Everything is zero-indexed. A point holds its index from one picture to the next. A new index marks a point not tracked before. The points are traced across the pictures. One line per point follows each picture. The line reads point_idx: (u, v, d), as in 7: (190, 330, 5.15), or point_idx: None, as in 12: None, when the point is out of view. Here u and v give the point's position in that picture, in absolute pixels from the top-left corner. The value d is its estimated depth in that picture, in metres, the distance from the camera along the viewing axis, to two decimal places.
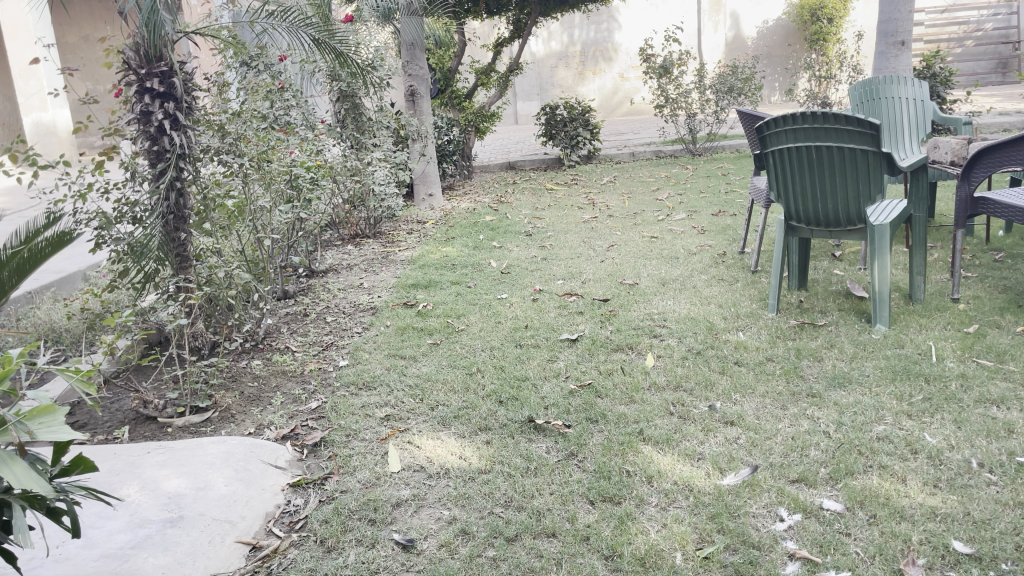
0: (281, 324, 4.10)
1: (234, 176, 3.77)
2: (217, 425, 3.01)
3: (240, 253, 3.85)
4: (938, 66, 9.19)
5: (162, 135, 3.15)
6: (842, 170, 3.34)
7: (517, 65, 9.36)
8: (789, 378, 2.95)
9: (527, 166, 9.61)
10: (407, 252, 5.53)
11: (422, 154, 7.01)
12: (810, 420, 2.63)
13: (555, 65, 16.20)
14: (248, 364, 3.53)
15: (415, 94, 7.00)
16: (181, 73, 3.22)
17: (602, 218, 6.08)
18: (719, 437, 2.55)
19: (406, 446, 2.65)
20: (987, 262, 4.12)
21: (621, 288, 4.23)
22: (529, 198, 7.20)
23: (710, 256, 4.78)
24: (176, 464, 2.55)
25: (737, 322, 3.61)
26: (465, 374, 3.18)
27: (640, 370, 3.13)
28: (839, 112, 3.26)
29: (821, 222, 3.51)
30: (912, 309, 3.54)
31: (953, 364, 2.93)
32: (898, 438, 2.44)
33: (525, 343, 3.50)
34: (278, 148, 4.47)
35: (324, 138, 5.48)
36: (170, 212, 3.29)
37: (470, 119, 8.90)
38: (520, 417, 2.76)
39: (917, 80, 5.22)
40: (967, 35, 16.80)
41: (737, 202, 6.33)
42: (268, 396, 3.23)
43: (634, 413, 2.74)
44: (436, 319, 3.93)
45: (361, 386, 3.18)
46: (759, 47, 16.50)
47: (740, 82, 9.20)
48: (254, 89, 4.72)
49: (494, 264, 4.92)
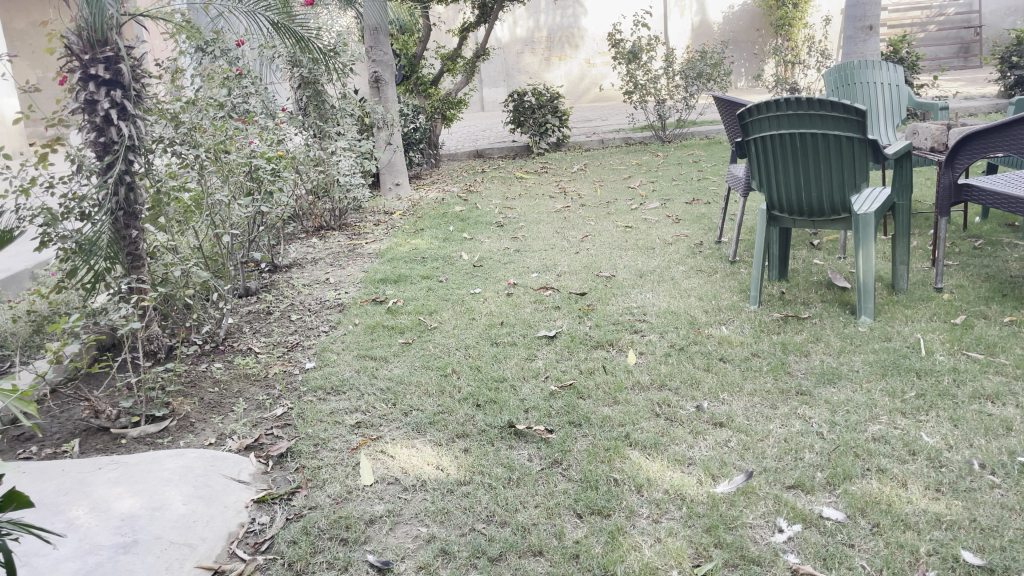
0: (242, 323, 3.90)
1: (189, 168, 3.56)
2: (176, 435, 2.83)
3: (197, 250, 3.65)
4: (904, 50, 9.21)
5: (109, 126, 2.92)
6: (827, 158, 3.23)
7: (484, 51, 9.16)
8: (777, 375, 2.84)
9: (496, 154, 9.45)
10: (375, 244, 5.35)
11: (388, 142, 6.82)
12: (802, 420, 2.52)
13: (521, 51, 16.02)
14: (208, 368, 3.34)
15: (380, 81, 6.79)
16: (130, 59, 2.99)
17: (575, 208, 5.95)
18: (709, 440, 2.44)
19: (379, 456, 2.49)
20: (968, 250, 4.06)
21: (598, 281, 4.10)
22: (499, 187, 7.04)
23: (687, 246, 4.67)
24: (130, 481, 2.36)
25: (719, 315, 3.50)
26: (440, 375, 3.03)
27: (623, 369, 3.00)
28: (823, 98, 3.15)
29: (804, 212, 3.40)
30: (897, 300, 3.46)
31: (944, 357, 2.85)
32: (895, 439, 2.34)
33: (501, 341, 3.36)
34: (236, 139, 4.26)
35: (285, 127, 5.26)
36: (120, 208, 3.04)
37: (436, 106, 8.70)
38: (499, 422, 2.62)
39: (893, 64, 5.14)
40: (929, 20, 16.95)
41: (710, 189, 6.24)
42: (230, 402, 3.05)
43: (618, 416, 2.62)
44: (407, 316, 3.77)
45: (329, 391, 3.00)
46: (725, 32, 16.46)
47: (709, 67, 9.09)
48: (209, 77, 4.49)
49: (465, 257, 4.75)
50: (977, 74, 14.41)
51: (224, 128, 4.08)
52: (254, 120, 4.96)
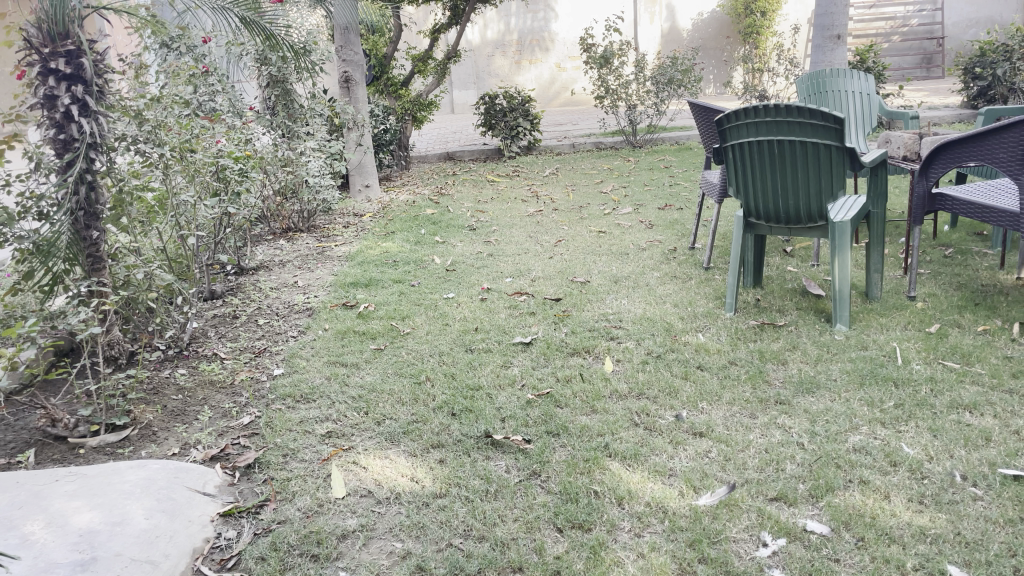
0: (207, 327, 3.79)
1: (153, 168, 3.44)
2: (137, 445, 2.72)
3: (161, 252, 3.53)
4: (870, 60, 9.35)
5: (70, 122, 2.79)
6: (804, 166, 3.22)
7: (455, 52, 9.09)
8: (755, 384, 2.81)
9: (466, 157, 9.38)
10: (345, 247, 5.25)
11: (358, 143, 6.72)
12: (782, 430, 2.49)
13: (492, 53, 15.98)
14: (171, 375, 3.23)
15: (349, 81, 6.69)
16: (92, 53, 2.86)
17: (547, 212, 5.91)
18: (690, 450, 2.40)
19: (351, 468, 2.41)
20: (938, 258, 4.09)
21: (573, 287, 4.06)
22: (470, 190, 6.98)
23: (661, 252, 4.65)
24: (89, 495, 2.25)
25: (695, 322, 3.47)
26: (414, 383, 2.95)
27: (600, 377, 2.95)
28: (802, 105, 3.14)
29: (781, 219, 3.39)
30: (871, 308, 3.47)
31: (921, 367, 2.84)
32: (876, 449, 2.32)
33: (476, 347, 3.29)
34: (202, 138, 4.14)
35: (253, 126, 5.14)
36: (80, 208, 2.91)
37: (407, 107, 8.61)
38: (476, 431, 2.55)
39: (865, 73, 5.18)
40: (893, 30, 17.27)
41: (682, 195, 6.24)
42: (195, 410, 2.94)
43: (597, 425, 2.57)
44: (378, 321, 3.68)
45: (298, 399, 2.91)
46: (694, 39, 16.58)
47: (680, 73, 9.11)
48: (174, 74, 4.36)
49: (437, 261, 4.68)
50: (939, 84, 14.69)
51: (189, 126, 3.96)
52: (221, 118, 4.84)
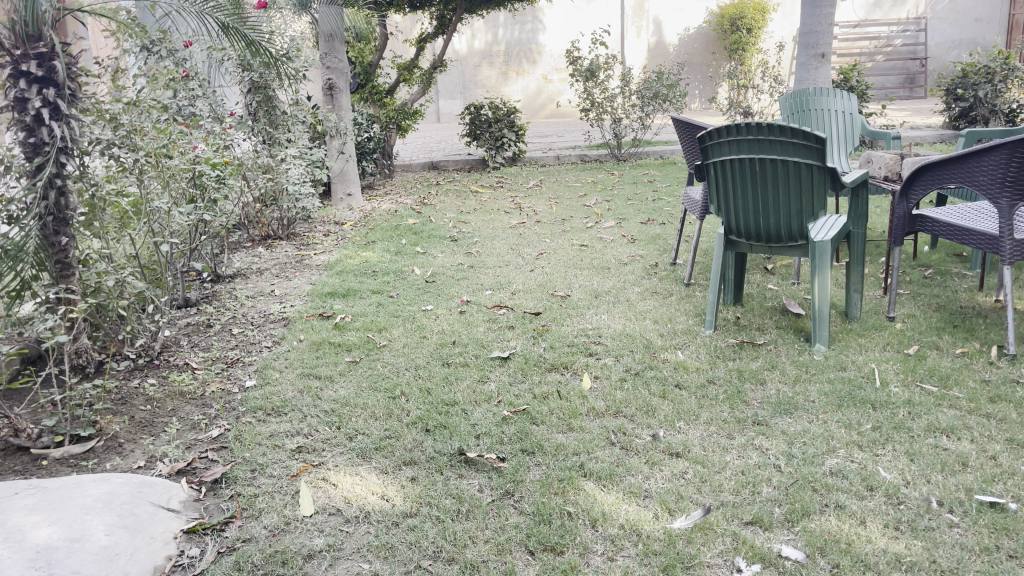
0: (180, 336, 3.72)
1: (127, 173, 3.37)
2: (102, 457, 2.65)
3: (133, 258, 3.46)
4: (854, 79, 9.42)
5: (40, 126, 2.72)
6: (786, 185, 3.21)
7: (441, 62, 9.06)
8: (734, 404, 2.78)
9: (450, 167, 9.34)
10: (324, 256, 5.19)
11: (340, 151, 6.66)
12: (760, 452, 2.46)
13: (479, 64, 16.00)
14: (140, 385, 3.17)
15: (333, 88, 6.65)
16: (65, 56, 2.80)
17: (530, 224, 5.88)
18: (666, 471, 2.37)
19: (320, 484, 2.36)
20: (918, 279, 4.10)
21: (552, 300, 4.03)
22: (453, 201, 6.94)
23: (642, 267, 4.63)
24: (49, 509, 2.17)
25: (674, 339, 3.44)
26: (388, 398, 2.90)
27: (578, 394, 2.91)
28: (784, 124, 3.13)
29: (762, 238, 3.37)
30: (850, 328, 3.46)
31: (899, 389, 2.83)
32: (852, 473, 2.30)
33: (453, 361, 3.25)
34: (179, 143, 4.07)
35: (232, 132, 5.08)
36: (49, 213, 2.84)
37: (391, 116, 8.57)
38: (449, 449, 2.50)
39: (847, 92, 5.21)
40: (877, 50, 17.45)
41: (665, 210, 6.23)
42: (163, 422, 2.88)
43: (573, 444, 2.53)
44: (354, 333, 3.63)
45: (269, 412, 2.86)
46: (680, 54, 16.68)
47: (665, 88, 9.11)
48: (152, 78, 4.30)
49: (417, 272, 4.64)
50: (921, 104, 14.83)
51: (165, 131, 3.90)
52: (200, 124, 4.78)
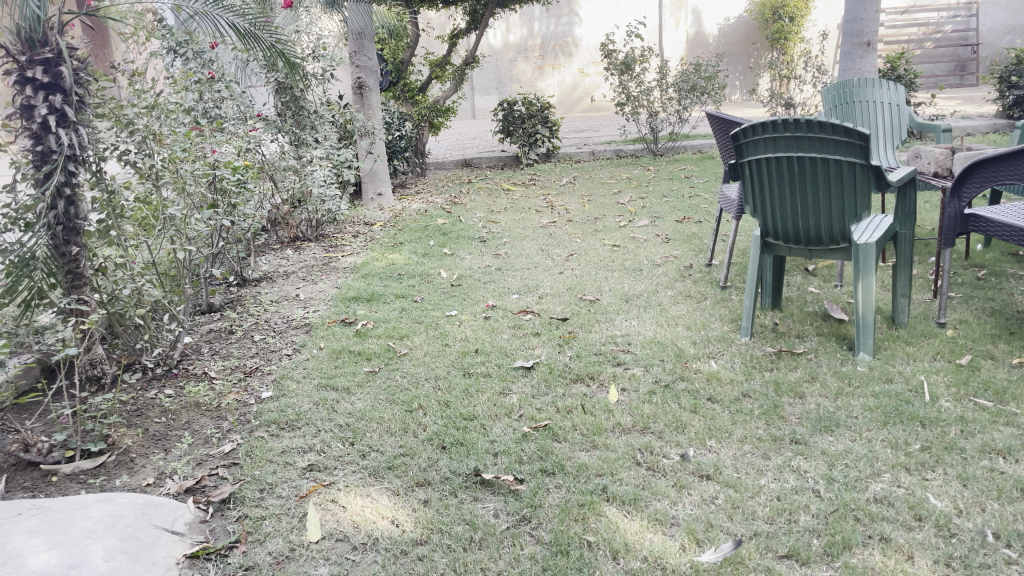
0: (201, 343, 3.66)
1: (145, 180, 3.32)
2: (112, 473, 2.59)
3: (151, 265, 3.41)
4: (902, 68, 9.07)
5: (47, 134, 2.66)
6: (827, 183, 3.01)
7: (473, 58, 8.94)
8: (770, 421, 2.61)
9: (484, 163, 9.23)
10: (351, 258, 5.11)
11: (369, 151, 6.57)
12: (797, 475, 2.29)
13: (514, 58, 15.85)
14: (156, 395, 3.10)
15: (363, 87, 6.54)
16: (72, 62, 2.74)
17: (561, 223, 5.74)
18: (694, 495, 2.21)
19: (328, 507, 2.25)
20: (971, 281, 3.86)
21: (581, 305, 3.88)
22: (485, 199, 6.82)
23: (676, 268, 4.45)
24: (50, 533, 2.08)
25: (708, 348, 3.27)
26: (405, 412, 2.79)
27: (603, 409, 2.76)
28: (825, 120, 2.92)
29: (801, 240, 3.18)
30: (897, 335, 3.25)
31: (950, 404, 2.63)
32: (898, 500, 2.12)
33: (474, 371, 3.12)
34: (198, 146, 4.01)
35: (258, 133, 5.02)
36: (58, 223, 2.78)
37: (423, 114, 8.49)
38: (465, 469, 2.38)
39: (894, 83, 4.94)
40: (926, 37, 16.83)
41: (702, 207, 6.03)
42: (176, 435, 2.81)
43: (596, 464, 2.38)
44: (375, 340, 3.53)
45: (283, 426, 2.76)
46: (720, 44, 16.33)
47: (703, 80, 8.86)
48: (174, 80, 4.24)
49: (443, 275, 4.52)
50: (972, 93, 14.26)
51: (183, 136, 3.83)
52: (224, 126, 4.72)
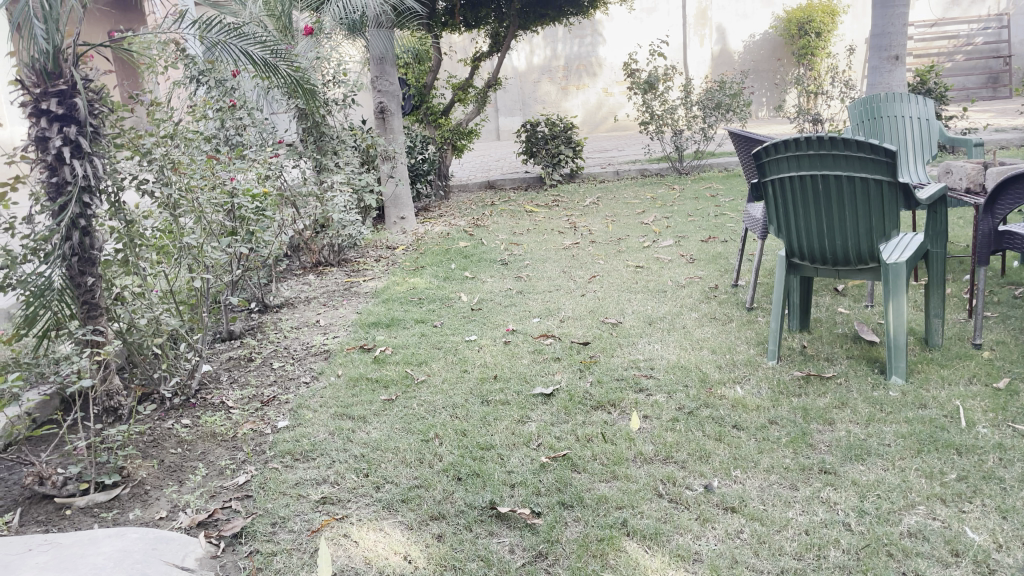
0: (220, 371, 3.64)
1: (163, 209, 3.32)
2: (125, 506, 2.56)
3: (169, 294, 3.41)
4: (932, 81, 8.90)
5: (62, 165, 2.66)
6: (853, 202, 2.92)
7: (496, 80, 8.95)
8: (798, 449, 2.51)
9: (508, 185, 9.21)
10: (373, 283, 5.08)
11: (390, 175, 6.58)
12: (826, 507, 2.19)
13: (538, 79, 15.89)
14: (173, 426, 3.08)
15: (385, 112, 6.55)
16: (87, 92, 2.74)
17: (584, 245, 5.67)
18: (718, 529, 2.12)
19: (340, 542, 2.20)
20: (1008, 299, 3.72)
21: (603, 329, 3.80)
22: (507, 221, 6.79)
23: (701, 290, 4.36)
24: (59, 569, 2.03)
25: (733, 372, 3.18)
26: (421, 441, 2.73)
27: (624, 437, 2.68)
28: (849, 137, 2.84)
29: (827, 261, 3.08)
30: (931, 357, 3.13)
31: (987, 430, 2.51)
32: (934, 534, 2.01)
33: (493, 399, 3.06)
34: (217, 174, 4.01)
35: (279, 160, 5.04)
36: (73, 254, 2.77)
37: (447, 136, 8.50)
38: (480, 501, 2.32)
39: (922, 97, 4.82)
40: (957, 49, 16.55)
41: (727, 226, 5.94)
42: (191, 467, 2.78)
43: (616, 496, 2.30)
44: (394, 367, 3.48)
45: (297, 457, 2.72)
46: (745, 62, 16.24)
47: (728, 97, 8.76)
48: (192, 109, 4.26)
49: (464, 298, 4.48)
50: (1006, 105, 13.98)
51: (201, 165, 3.83)
52: (245, 153, 4.74)
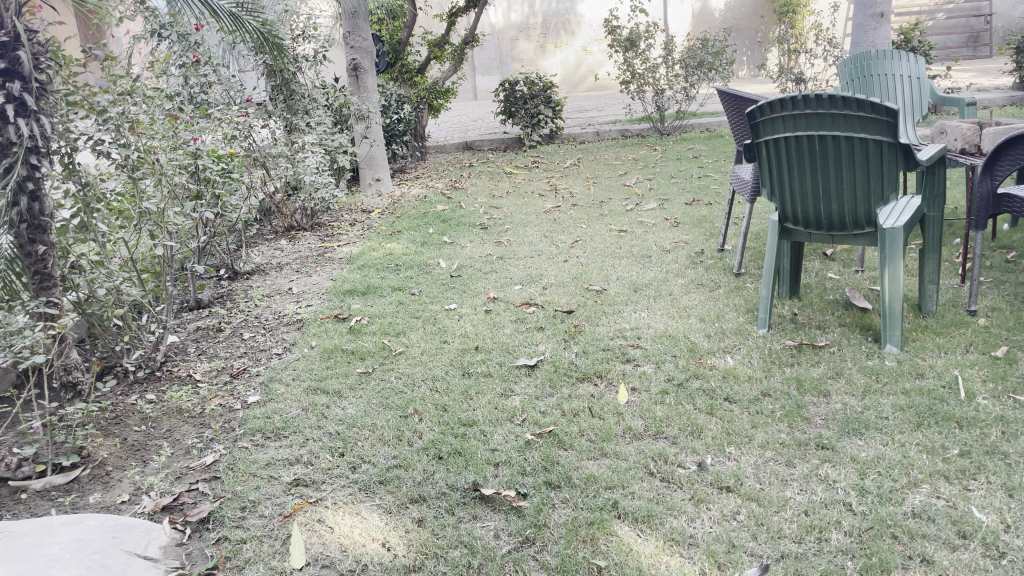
0: (187, 343, 3.48)
1: (122, 171, 3.11)
2: (85, 488, 2.41)
3: (130, 262, 3.21)
4: (915, 40, 8.78)
5: (5, 124, 2.46)
6: (851, 164, 2.79)
7: (473, 37, 8.68)
8: (793, 423, 2.41)
9: (486, 146, 9.01)
10: (348, 248, 4.90)
11: (364, 136, 6.34)
12: (826, 485, 2.09)
13: (515, 37, 15.55)
14: (137, 402, 2.92)
15: (358, 69, 6.30)
16: (31, 45, 2.52)
17: (565, 208, 5.52)
18: (714, 510, 2.02)
19: (314, 528, 2.07)
20: (1000, 264, 3.64)
21: (587, 296, 3.67)
22: (486, 183, 6.62)
23: (686, 254, 4.24)
24: (10, 560, 1.86)
25: (723, 341, 3.07)
26: (400, 418, 2.60)
27: (612, 411, 2.56)
28: (848, 96, 2.69)
29: (822, 225, 2.96)
30: (925, 325, 3.04)
31: (987, 402, 2.42)
32: (939, 514, 1.92)
33: (475, 371, 2.93)
34: (179, 134, 3.79)
35: (246, 119, 4.81)
36: (22, 221, 2.57)
37: (423, 95, 8.26)
38: (463, 482, 2.20)
39: (913, 54, 4.68)
40: (938, 8, 16.46)
41: (711, 188, 5.81)
42: (156, 445, 2.63)
43: (605, 475, 2.19)
44: (370, 338, 3.33)
45: (268, 435, 2.58)
46: (726, 19, 16.00)
47: (711, 56, 8.57)
48: (151, 64, 4.01)
49: (443, 264, 4.32)
50: (987, 65, 13.90)
51: (162, 125, 3.61)
52: (210, 112, 4.51)
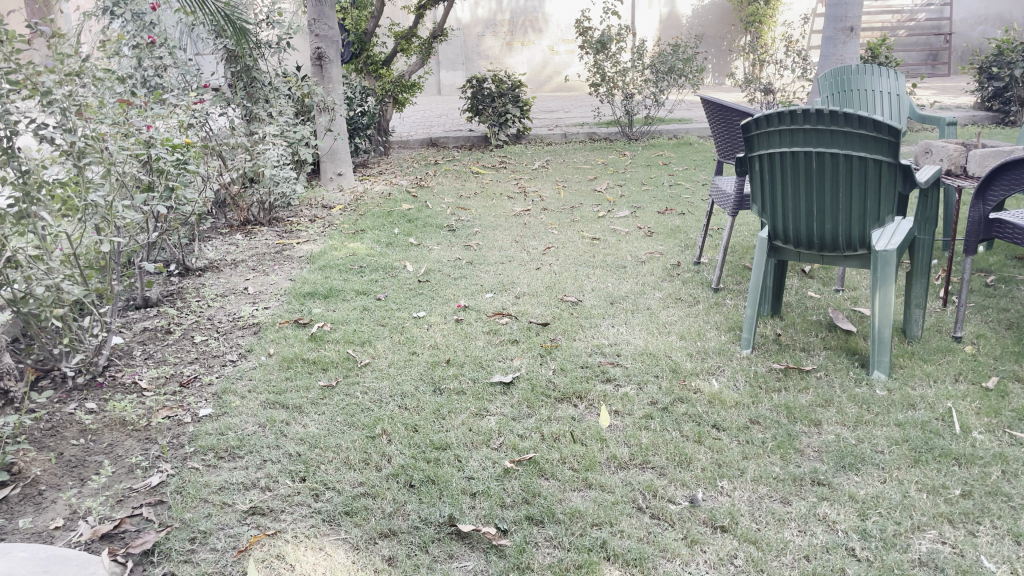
0: (132, 345, 3.22)
1: (66, 157, 2.83)
2: (13, 510, 2.16)
3: (73, 258, 2.94)
4: (882, 56, 8.85)
5: None
6: (848, 183, 2.68)
7: (441, 31, 8.47)
8: (785, 455, 2.28)
9: (451, 143, 8.81)
10: (308, 246, 4.67)
11: (328, 129, 6.08)
12: (826, 526, 1.97)
13: (481, 33, 15.39)
14: (75, 411, 2.67)
15: (323, 58, 6.04)
16: None
17: (535, 212, 5.37)
18: (710, 553, 1.88)
19: (272, 565, 1.88)
20: (980, 288, 3.58)
21: (562, 307, 3.52)
22: (453, 182, 6.43)
23: (662, 266, 4.12)
24: None
25: (706, 362, 2.94)
26: (366, 438, 2.40)
27: (595, 437, 2.41)
28: (850, 112, 2.58)
29: (813, 245, 2.86)
30: (912, 351, 2.95)
31: (983, 437, 2.33)
32: (948, 563, 1.81)
33: (446, 387, 2.75)
34: (131, 121, 3.53)
35: (203, 106, 4.55)
36: None
37: (387, 88, 8.01)
38: (437, 516, 2.02)
39: (896, 72, 4.63)
40: (899, 25, 16.71)
41: (683, 198, 5.70)
42: (95, 461, 2.39)
43: (591, 510, 2.03)
44: (333, 347, 3.12)
45: (221, 455, 2.36)
46: (693, 26, 16.09)
47: (681, 62, 8.48)
48: (102, 43, 3.72)
49: (409, 268, 4.12)
50: (947, 84, 14.12)
51: (112, 110, 3.35)
52: (165, 97, 4.23)
